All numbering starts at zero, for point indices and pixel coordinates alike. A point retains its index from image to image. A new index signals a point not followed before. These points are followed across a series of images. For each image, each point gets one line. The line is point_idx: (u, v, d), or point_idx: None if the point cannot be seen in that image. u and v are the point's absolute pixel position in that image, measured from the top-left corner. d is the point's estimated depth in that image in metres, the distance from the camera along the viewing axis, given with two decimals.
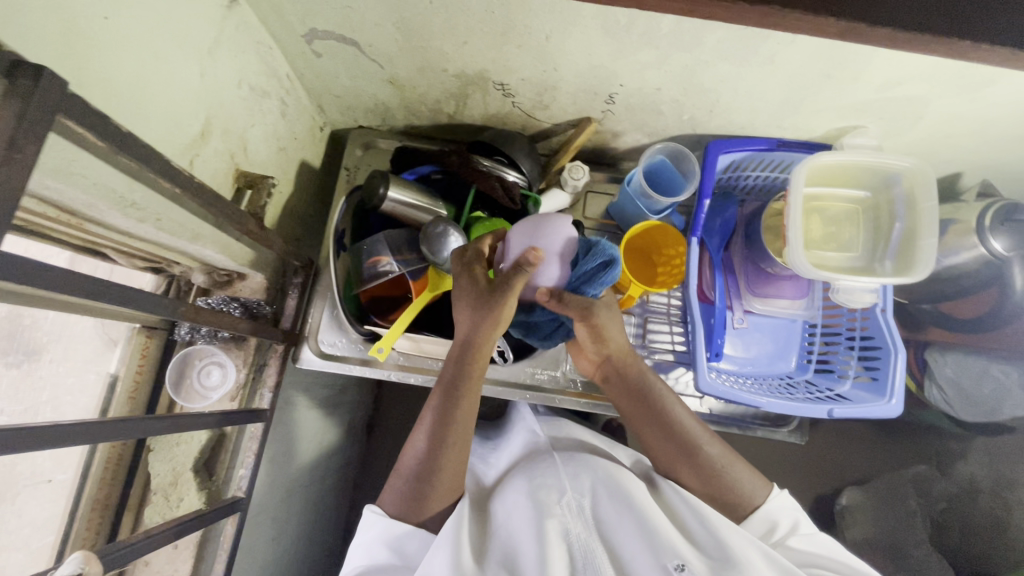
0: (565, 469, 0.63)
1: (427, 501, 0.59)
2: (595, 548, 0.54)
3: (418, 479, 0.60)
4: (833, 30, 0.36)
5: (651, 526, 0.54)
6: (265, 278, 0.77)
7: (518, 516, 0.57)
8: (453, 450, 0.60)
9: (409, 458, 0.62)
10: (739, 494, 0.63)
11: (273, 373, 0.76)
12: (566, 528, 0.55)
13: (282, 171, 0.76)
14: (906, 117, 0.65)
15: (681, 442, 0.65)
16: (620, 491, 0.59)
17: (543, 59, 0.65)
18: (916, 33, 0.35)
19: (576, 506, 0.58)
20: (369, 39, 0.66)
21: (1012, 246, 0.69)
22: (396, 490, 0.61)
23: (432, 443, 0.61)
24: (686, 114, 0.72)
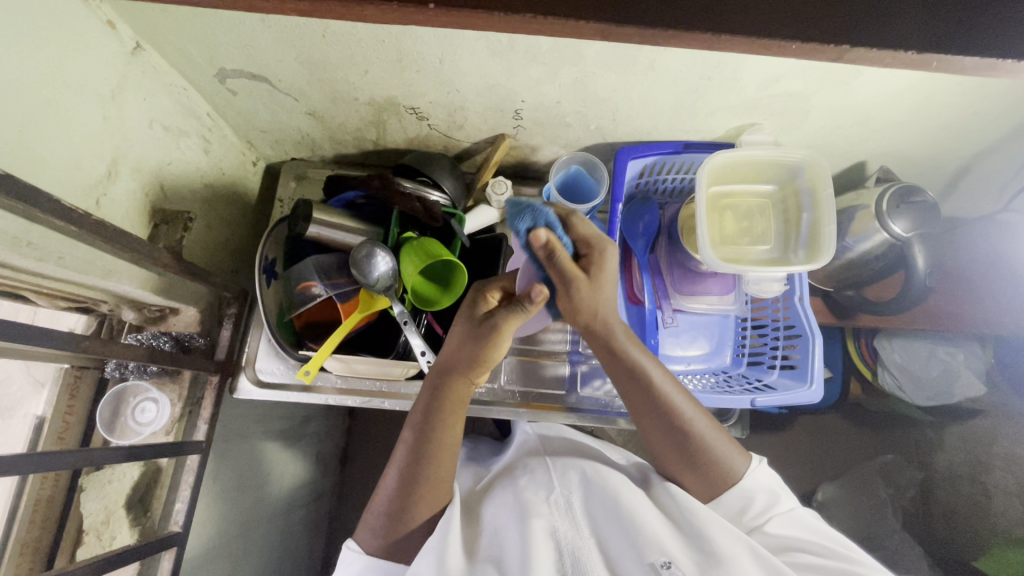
0: (552, 470, 0.64)
1: (404, 526, 0.58)
2: (583, 547, 0.55)
3: (390, 516, 0.59)
4: (600, 24, 0.32)
5: (638, 522, 0.55)
6: (198, 312, 0.78)
7: (505, 521, 0.58)
8: (426, 485, 0.59)
9: (382, 496, 0.60)
10: (720, 469, 0.62)
11: (209, 405, 0.77)
12: (553, 526, 0.56)
13: (209, 206, 0.78)
14: (793, 112, 0.68)
15: (661, 412, 0.62)
16: (607, 486, 0.60)
17: (443, 82, 0.68)
18: (690, 16, 0.32)
19: (563, 504, 0.59)
20: (277, 74, 0.69)
21: (911, 227, 0.70)
22: (372, 522, 0.60)
23: (402, 482, 0.59)
24: (592, 124, 0.75)
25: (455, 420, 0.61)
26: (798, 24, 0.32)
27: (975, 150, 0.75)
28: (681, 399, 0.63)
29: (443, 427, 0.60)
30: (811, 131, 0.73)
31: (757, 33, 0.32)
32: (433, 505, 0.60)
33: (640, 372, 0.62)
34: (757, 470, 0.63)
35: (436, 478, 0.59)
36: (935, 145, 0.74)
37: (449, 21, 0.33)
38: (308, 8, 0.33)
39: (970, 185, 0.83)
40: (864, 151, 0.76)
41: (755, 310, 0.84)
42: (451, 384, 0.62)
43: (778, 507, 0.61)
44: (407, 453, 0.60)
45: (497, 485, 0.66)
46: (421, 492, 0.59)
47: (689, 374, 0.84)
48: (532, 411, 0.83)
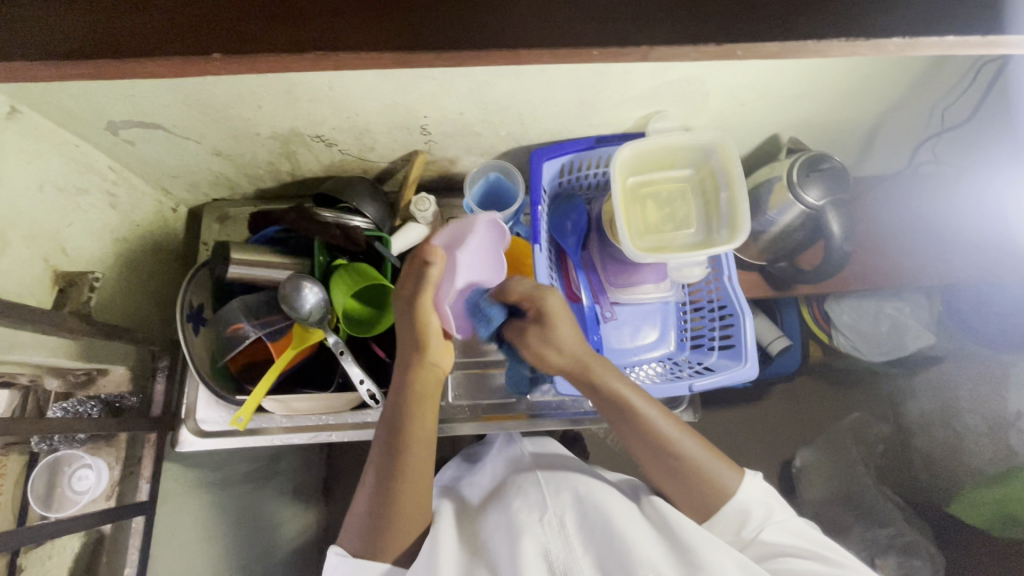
0: (545, 489, 0.63)
1: (386, 524, 0.59)
2: (574, 566, 0.54)
3: (372, 514, 0.60)
4: None
5: (628, 541, 0.54)
6: (128, 369, 0.76)
7: (497, 541, 0.57)
8: (407, 480, 0.60)
9: (365, 494, 0.62)
10: (712, 487, 0.61)
11: (149, 464, 0.77)
12: (545, 547, 0.55)
13: (124, 261, 0.76)
14: (694, 95, 0.69)
15: (646, 436, 0.63)
16: (600, 505, 0.59)
17: (341, 107, 0.67)
18: None
19: (556, 524, 0.58)
20: (169, 119, 0.67)
21: (823, 195, 0.71)
22: (355, 525, 0.61)
23: (380, 478, 0.61)
24: (501, 130, 0.75)
25: (422, 409, 0.63)
26: None
27: (881, 109, 0.76)
28: (660, 419, 0.64)
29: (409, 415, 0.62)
30: (717, 111, 0.73)
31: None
32: (417, 500, 0.61)
33: (623, 401, 0.63)
34: (748, 483, 0.62)
35: (413, 470, 0.61)
36: (841, 110, 0.75)
37: None
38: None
39: (884, 144, 0.84)
40: (774, 124, 0.77)
41: (691, 293, 0.84)
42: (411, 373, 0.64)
43: (772, 516, 0.61)
44: (384, 448, 0.62)
45: (490, 503, 0.65)
46: (399, 480, 0.60)
47: (635, 365, 0.85)
48: (487, 423, 0.83)
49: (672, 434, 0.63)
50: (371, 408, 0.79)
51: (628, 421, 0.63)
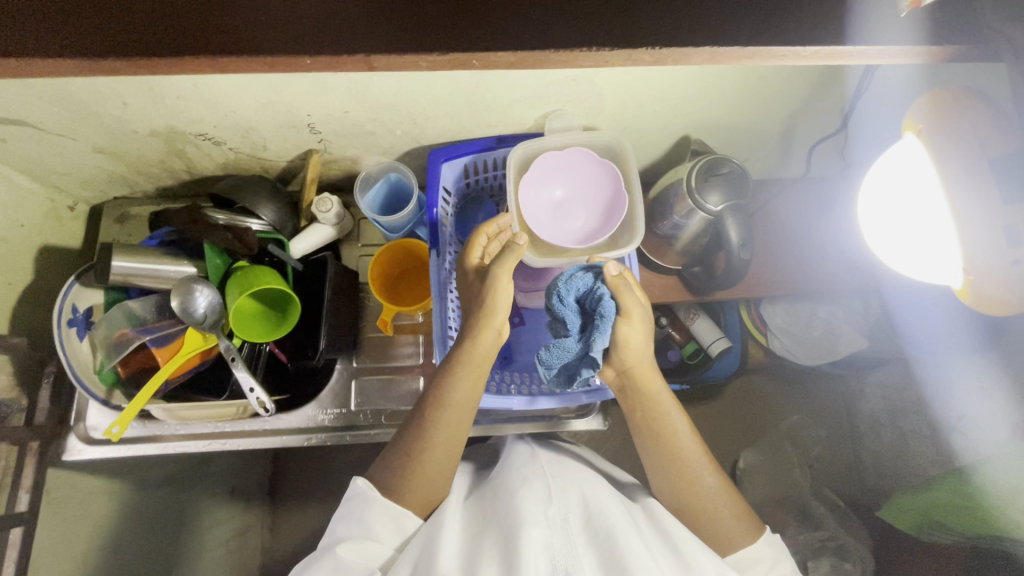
0: (551, 484, 0.61)
1: (413, 471, 0.61)
2: (576, 561, 0.52)
3: (405, 456, 0.62)
4: None
5: (635, 546, 0.51)
6: (11, 375, 0.73)
7: (501, 528, 0.54)
8: (444, 431, 0.63)
9: (394, 442, 0.64)
10: (719, 534, 0.63)
11: (33, 473, 0.74)
12: (549, 540, 0.53)
13: (4, 263, 0.73)
14: (586, 96, 0.66)
15: (674, 467, 0.64)
16: (608, 505, 0.57)
17: (214, 104, 0.64)
18: None
19: (559, 519, 0.56)
20: (34, 116, 0.64)
21: (723, 200, 0.68)
22: (385, 464, 0.63)
23: (419, 424, 0.64)
24: (395, 130, 0.72)
25: (479, 361, 0.65)
26: None
27: (790, 111, 0.73)
28: (704, 460, 0.65)
29: (460, 370, 0.65)
30: (617, 112, 0.70)
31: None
32: (445, 457, 0.63)
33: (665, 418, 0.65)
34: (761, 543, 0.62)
35: (449, 423, 0.63)
36: (746, 112, 0.72)
37: None
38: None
39: (801, 146, 0.82)
40: (680, 125, 0.74)
41: None
42: (472, 331, 0.65)
43: (771, 569, 0.61)
44: (429, 404, 0.64)
45: (492, 490, 0.62)
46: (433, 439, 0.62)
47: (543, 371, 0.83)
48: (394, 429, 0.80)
49: (699, 470, 0.64)
50: (268, 415, 0.78)
51: (660, 442, 0.65)
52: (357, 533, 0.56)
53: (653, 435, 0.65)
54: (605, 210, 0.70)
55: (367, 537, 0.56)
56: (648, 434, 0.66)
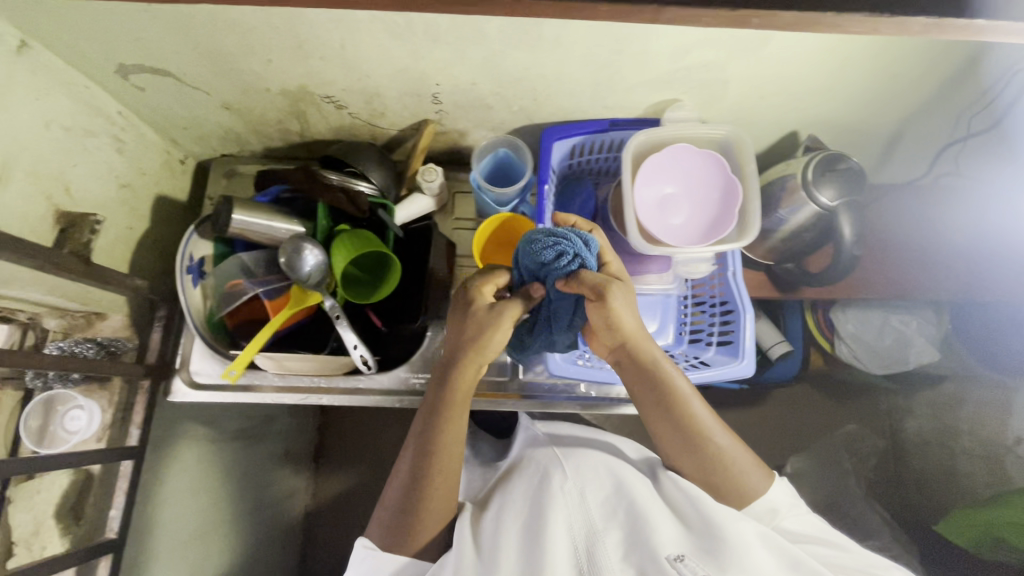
0: (566, 467, 0.66)
1: (415, 522, 0.60)
2: (598, 541, 0.56)
3: (402, 510, 0.61)
4: None
5: (653, 520, 0.56)
6: (126, 316, 0.77)
7: (526, 515, 0.61)
8: (438, 475, 0.62)
9: (392, 492, 0.63)
10: (740, 487, 0.63)
11: (141, 410, 0.77)
12: (571, 523, 0.58)
13: (128, 208, 0.77)
14: (713, 83, 0.67)
15: (684, 433, 0.64)
16: (623, 485, 0.62)
17: (352, 68, 0.66)
18: None
19: (577, 497, 0.61)
20: (180, 67, 0.66)
21: (838, 196, 0.69)
22: (385, 517, 0.62)
23: (412, 471, 0.62)
24: (514, 105, 0.73)
25: (462, 409, 0.64)
26: None
27: (906, 113, 0.73)
28: (710, 419, 0.64)
29: (442, 419, 0.63)
30: (736, 102, 0.71)
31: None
32: (443, 509, 0.62)
33: (668, 383, 0.64)
34: (775, 488, 0.64)
35: (442, 466, 0.62)
36: (863, 110, 0.72)
37: None
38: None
39: (906, 150, 0.82)
40: (794, 120, 0.75)
41: (695, 287, 0.83)
42: (450, 382, 0.64)
43: (793, 507, 0.64)
44: (418, 446, 0.63)
45: (514, 479, 0.70)
46: (430, 492, 0.61)
47: None
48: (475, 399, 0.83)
49: (709, 431, 0.64)
50: (364, 374, 0.79)
51: (667, 409, 0.64)
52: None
53: (659, 405, 0.64)
54: (714, 213, 0.70)
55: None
56: (649, 401, 0.65)
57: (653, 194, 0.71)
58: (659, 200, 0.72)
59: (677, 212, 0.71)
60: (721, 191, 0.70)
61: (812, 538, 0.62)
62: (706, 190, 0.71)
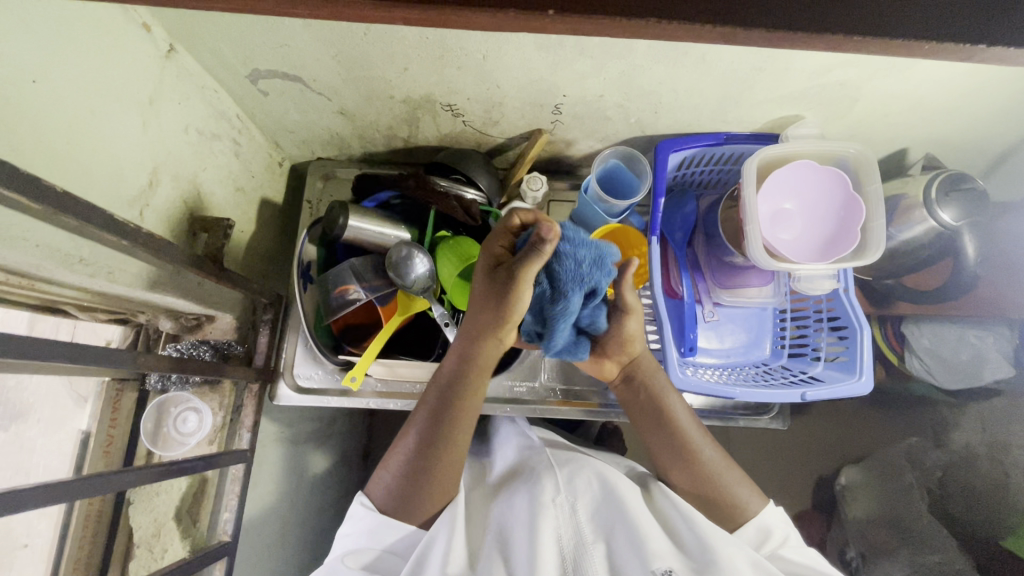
0: (560, 474, 0.64)
1: (420, 492, 0.59)
2: (586, 551, 0.56)
3: (408, 478, 0.60)
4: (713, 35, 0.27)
5: (645, 531, 0.56)
6: (235, 318, 0.77)
7: (517, 521, 0.59)
8: (448, 450, 0.60)
9: (397, 455, 0.62)
10: (734, 505, 0.64)
11: (250, 414, 0.76)
12: (558, 531, 0.57)
13: (240, 211, 0.77)
14: (843, 100, 0.67)
15: (678, 448, 0.66)
16: (614, 495, 0.61)
17: (484, 77, 0.66)
18: None
19: (567, 507, 0.60)
20: (312, 74, 0.66)
21: (960, 215, 0.70)
22: (388, 479, 0.61)
23: (422, 440, 0.60)
24: (632, 117, 0.74)
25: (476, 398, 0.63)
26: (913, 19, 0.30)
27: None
28: (705, 439, 0.67)
29: (459, 394, 0.62)
30: (859, 119, 0.71)
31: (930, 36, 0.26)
32: (446, 489, 0.61)
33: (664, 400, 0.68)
34: (769, 507, 0.65)
35: (454, 445, 0.61)
36: (984, 130, 0.72)
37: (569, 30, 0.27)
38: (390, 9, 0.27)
39: (1009, 168, 0.82)
40: (911, 138, 0.75)
41: (794, 302, 0.84)
42: (470, 367, 0.62)
43: (788, 539, 0.64)
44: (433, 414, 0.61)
45: (507, 485, 0.67)
46: (437, 476, 0.60)
47: (729, 366, 0.85)
48: (569, 408, 0.83)
49: (699, 447, 0.66)
50: None
51: (662, 423, 0.68)
52: (369, 544, 0.58)
53: (656, 420, 0.68)
54: (834, 231, 0.71)
55: (384, 549, 0.58)
56: (649, 420, 0.68)
57: (766, 211, 0.72)
58: (772, 215, 0.72)
59: (790, 229, 0.72)
60: (840, 209, 0.70)
61: (806, 569, 0.60)
62: (823, 208, 0.71)
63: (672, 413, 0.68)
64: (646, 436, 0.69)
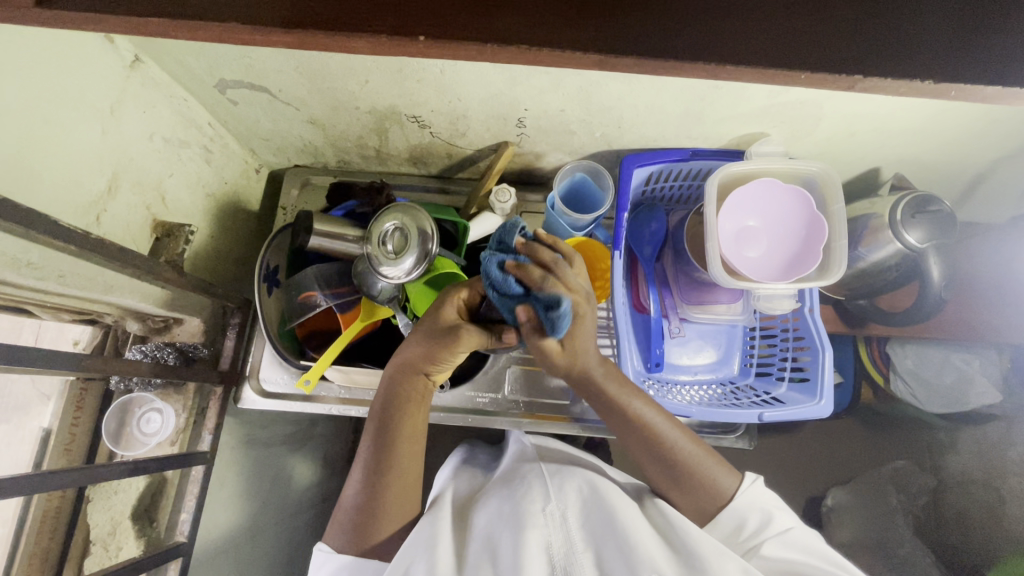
0: (549, 481, 0.62)
1: (371, 523, 0.57)
2: (575, 560, 0.54)
3: (361, 509, 0.58)
4: (587, 60, 0.32)
5: (634, 538, 0.54)
6: (201, 321, 0.77)
7: (501, 528, 0.57)
8: (398, 478, 0.58)
9: (351, 488, 0.60)
10: (710, 488, 0.60)
11: (213, 416, 0.77)
12: (547, 539, 0.55)
13: (209, 216, 0.78)
14: (807, 119, 0.67)
15: (648, 442, 0.60)
16: (606, 503, 0.58)
17: (444, 91, 0.67)
18: (661, 58, 0.32)
19: (558, 517, 0.58)
20: (277, 85, 0.67)
21: (925, 237, 0.69)
22: (342, 522, 0.59)
23: (370, 475, 0.58)
24: (597, 131, 0.74)
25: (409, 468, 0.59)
26: (758, 72, 0.32)
27: (999, 156, 0.72)
28: (674, 428, 0.61)
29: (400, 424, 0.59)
30: (824, 137, 0.70)
31: (745, 62, 0.32)
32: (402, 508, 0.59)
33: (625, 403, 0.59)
34: (750, 487, 0.61)
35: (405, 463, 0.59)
36: (956, 153, 0.71)
37: (437, 52, 0.33)
38: (264, 38, 0.33)
39: (989, 190, 0.80)
40: (881, 158, 0.74)
41: (763, 320, 0.83)
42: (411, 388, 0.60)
43: (773, 524, 0.59)
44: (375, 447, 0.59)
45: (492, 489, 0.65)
46: (376, 540, 0.58)
47: (696, 383, 0.84)
48: (532, 421, 0.83)
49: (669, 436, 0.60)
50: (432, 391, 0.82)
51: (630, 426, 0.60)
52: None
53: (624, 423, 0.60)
54: (800, 252, 0.69)
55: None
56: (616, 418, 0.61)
57: (729, 225, 0.71)
58: (739, 229, 0.71)
59: (759, 248, 0.70)
60: (806, 231, 0.69)
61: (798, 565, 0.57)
62: (791, 228, 0.70)
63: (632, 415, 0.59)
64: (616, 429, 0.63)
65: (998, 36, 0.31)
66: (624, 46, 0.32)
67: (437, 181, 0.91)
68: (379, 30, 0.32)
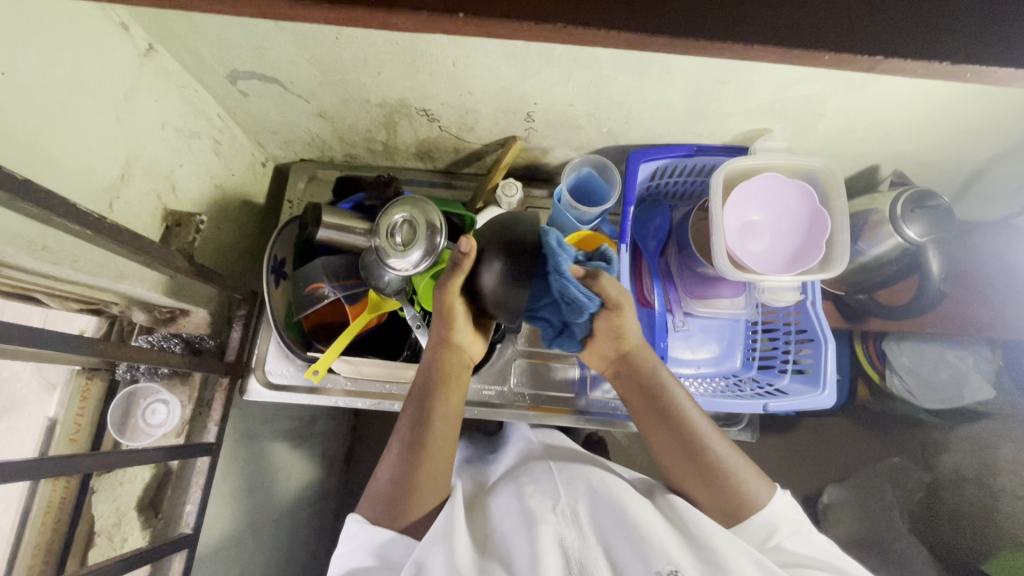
0: (559, 479, 0.62)
1: (408, 493, 0.58)
2: (589, 554, 0.54)
3: (398, 480, 0.58)
4: (622, 39, 0.33)
5: (647, 532, 0.54)
6: (209, 313, 0.77)
7: (512, 526, 0.57)
8: (435, 452, 0.59)
9: (386, 464, 0.60)
10: (739, 493, 0.60)
11: (218, 408, 0.77)
12: (560, 534, 0.55)
13: (217, 207, 0.78)
14: (810, 115, 0.68)
15: (683, 440, 0.62)
16: (617, 498, 0.58)
17: (456, 84, 0.68)
18: (690, 38, 0.33)
19: (569, 514, 0.58)
20: (289, 76, 0.68)
21: (924, 231, 0.70)
22: (375, 495, 0.60)
23: (407, 447, 0.59)
24: (604, 126, 0.75)
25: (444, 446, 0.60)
26: (786, 51, 0.33)
27: (994, 153, 0.74)
28: (709, 427, 0.63)
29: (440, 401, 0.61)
30: (826, 134, 0.72)
31: (773, 42, 0.33)
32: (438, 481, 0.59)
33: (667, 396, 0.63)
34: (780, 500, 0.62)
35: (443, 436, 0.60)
36: (952, 150, 0.73)
37: (470, 31, 0.34)
38: (303, 14, 0.33)
39: (984, 187, 0.82)
40: (880, 155, 0.76)
41: (765, 313, 0.84)
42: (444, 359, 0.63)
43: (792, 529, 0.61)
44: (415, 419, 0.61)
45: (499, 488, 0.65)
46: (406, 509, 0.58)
47: (699, 376, 0.85)
48: (538, 413, 0.83)
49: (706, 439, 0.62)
50: None
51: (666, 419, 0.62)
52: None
53: (661, 412, 0.62)
54: (803, 245, 0.71)
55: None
56: (655, 417, 0.63)
57: (733, 220, 0.72)
58: (743, 225, 0.73)
59: (763, 242, 0.72)
60: (808, 225, 0.71)
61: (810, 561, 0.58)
62: (794, 222, 0.72)
63: (671, 409, 0.62)
64: (649, 429, 0.64)
65: (1012, 20, 0.32)
66: (654, 27, 0.33)
67: (444, 176, 0.92)
68: (419, 7, 0.33)
